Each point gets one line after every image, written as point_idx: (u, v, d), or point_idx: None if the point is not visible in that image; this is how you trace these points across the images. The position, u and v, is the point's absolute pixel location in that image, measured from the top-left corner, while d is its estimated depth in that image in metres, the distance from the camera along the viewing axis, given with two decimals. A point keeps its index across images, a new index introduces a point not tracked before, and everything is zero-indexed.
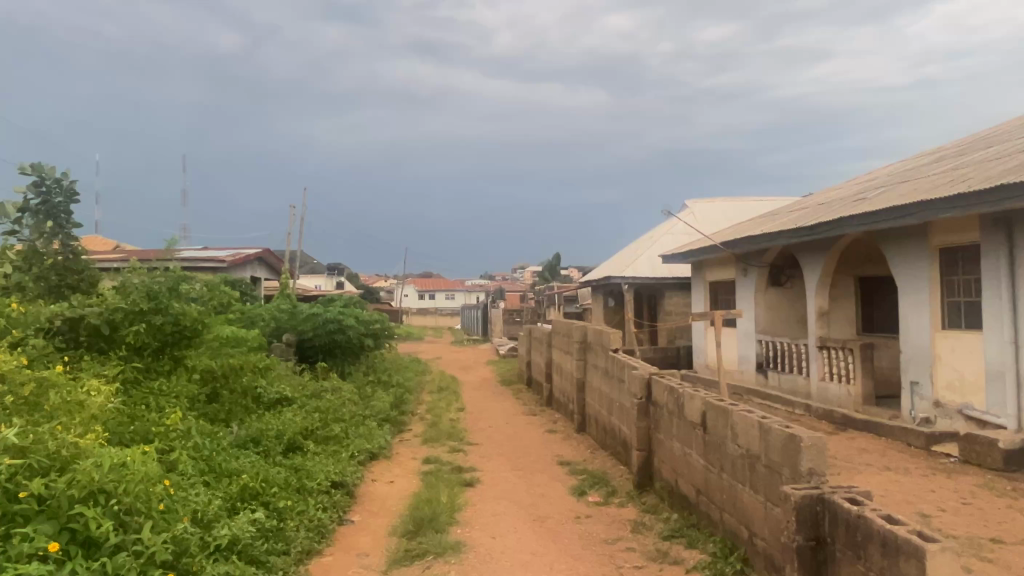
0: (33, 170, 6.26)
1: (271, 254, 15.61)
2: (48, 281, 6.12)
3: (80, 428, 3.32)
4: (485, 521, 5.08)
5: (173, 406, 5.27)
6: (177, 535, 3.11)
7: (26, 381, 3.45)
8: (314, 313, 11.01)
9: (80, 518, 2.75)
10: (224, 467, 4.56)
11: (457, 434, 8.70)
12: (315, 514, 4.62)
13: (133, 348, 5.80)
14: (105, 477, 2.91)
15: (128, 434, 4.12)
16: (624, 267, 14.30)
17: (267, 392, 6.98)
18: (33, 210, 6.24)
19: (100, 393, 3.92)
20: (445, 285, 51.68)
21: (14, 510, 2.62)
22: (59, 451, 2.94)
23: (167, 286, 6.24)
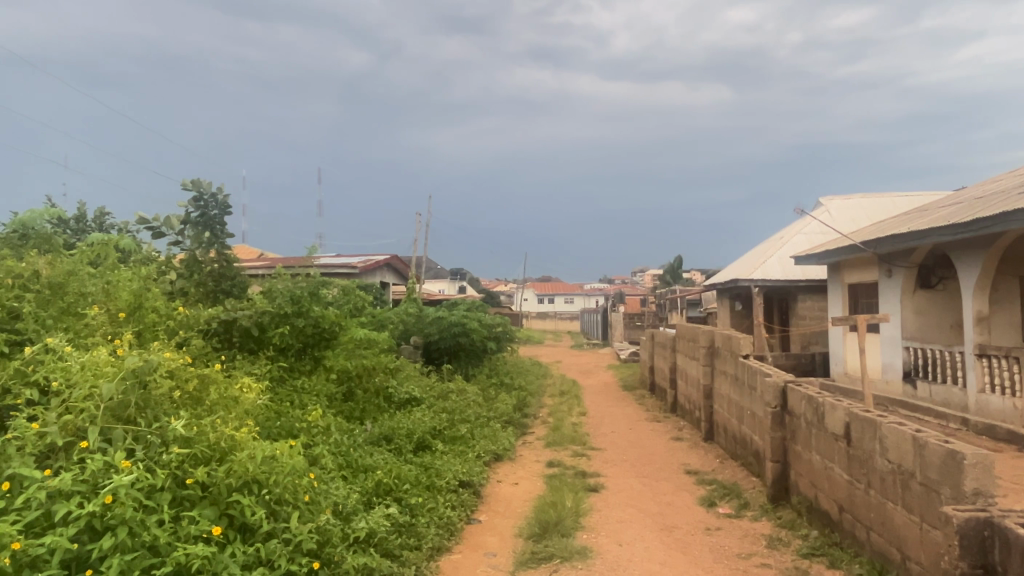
0: (194, 187, 6.87)
1: (398, 260, 16.32)
2: (205, 287, 6.70)
3: (236, 423, 3.57)
4: (610, 528, 5.01)
5: (314, 403, 5.64)
6: (321, 525, 3.27)
7: (191, 377, 3.73)
8: (440, 316, 11.38)
9: (237, 505, 2.98)
10: (360, 463, 4.81)
11: (579, 438, 8.66)
12: (444, 511, 4.72)
13: (278, 348, 6.25)
14: (257, 467, 3.12)
15: (275, 428, 4.43)
16: (751, 269, 13.70)
17: (398, 392, 7.28)
18: (193, 222, 6.85)
19: (255, 389, 4.22)
20: (565, 289, 51.78)
21: (182, 495, 2.89)
22: (218, 442, 3.19)
23: (308, 290, 6.67)
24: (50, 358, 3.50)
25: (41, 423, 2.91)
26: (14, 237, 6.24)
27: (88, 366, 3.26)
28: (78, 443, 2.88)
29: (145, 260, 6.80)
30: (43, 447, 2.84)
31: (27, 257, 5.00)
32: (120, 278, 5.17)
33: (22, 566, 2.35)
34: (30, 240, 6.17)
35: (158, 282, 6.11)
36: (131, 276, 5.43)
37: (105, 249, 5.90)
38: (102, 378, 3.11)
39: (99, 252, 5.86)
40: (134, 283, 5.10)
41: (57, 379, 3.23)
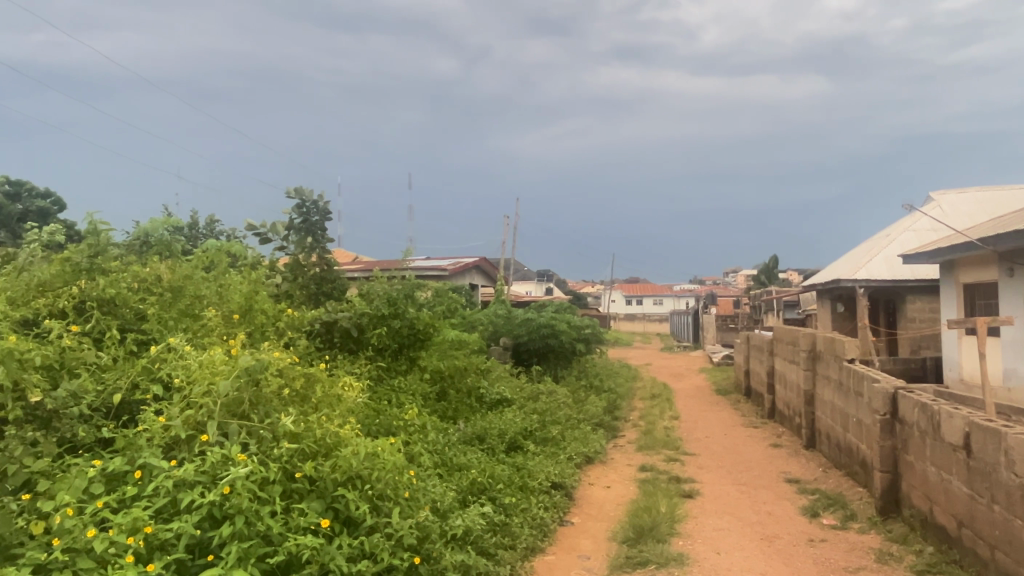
0: (297, 195, 7.21)
1: (487, 262, 16.53)
2: (308, 290, 7.00)
3: (340, 420, 3.72)
4: (707, 535, 4.89)
5: (411, 403, 5.82)
6: (420, 521, 3.35)
7: (299, 375, 3.91)
8: (529, 317, 11.48)
9: (342, 499, 3.11)
10: (455, 462, 4.93)
11: (672, 442, 8.49)
12: (537, 512, 4.75)
13: (376, 348, 6.49)
14: (360, 464, 3.24)
15: (374, 426, 4.60)
16: (854, 269, 13.03)
17: (490, 393, 7.37)
18: (297, 228, 7.18)
19: (356, 387, 4.39)
20: (654, 291, 50.92)
21: (292, 487, 3.04)
22: (324, 438, 3.33)
23: (404, 292, 6.85)
24: (173, 356, 3.76)
25: (166, 417, 3.14)
26: (138, 244, 6.74)
27: (206, 364, 3.49)
28: (198, 436, 3.08)
29: (253, 265, 7.20)
30: (169, 439, 3.06)
31: (151, 262, 5.39)
32: (232, 283, 5.50)
33: (153, 548, 2.54)
34: (152, 247, 6.65)
35: (265, 285, 6.45)
36: (241, 280, 5.76)
37: (218, 255, 6.28)
38: (219, 376, 3.32)
39: (213, 257, 6.25)
40: (244, 287, 5.40)
41: (179, 376, 3.47)
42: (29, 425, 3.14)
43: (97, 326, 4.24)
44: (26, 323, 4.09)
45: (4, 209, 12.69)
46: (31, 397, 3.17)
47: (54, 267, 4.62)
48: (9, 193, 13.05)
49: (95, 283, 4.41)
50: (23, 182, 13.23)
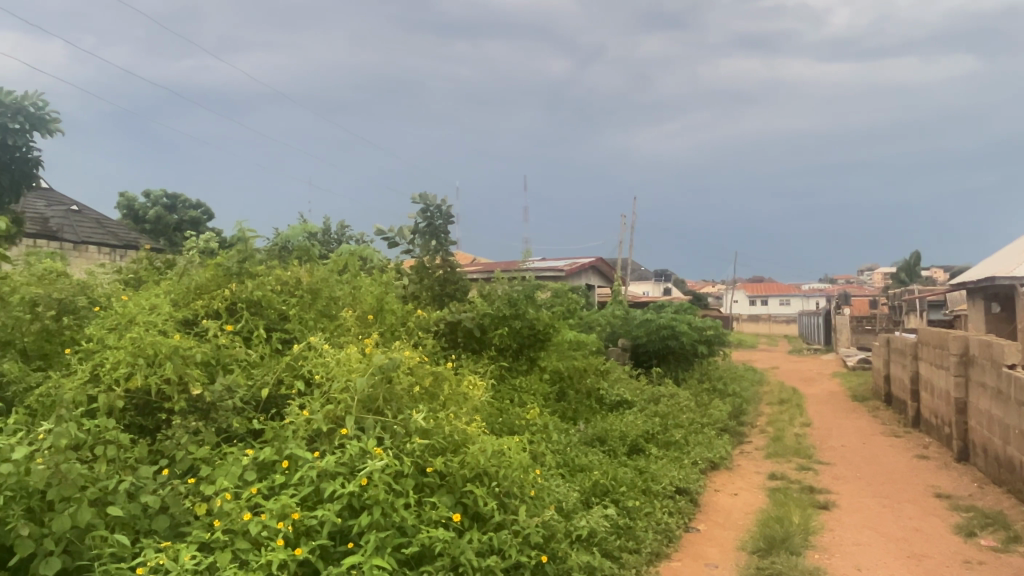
0: (421, 200, 7.49)
1: (604, 263, 16.41)
2: (432, 291, 7.22)
3: (467, 417, 3.82)
4: (845, 550, 4.60)
5: (532, 402, 5.89)
6: (546, 520, 3.38)
7: (428, 374, 4.06)
8: (649, 318, 11.28)
9: (470, 495, 3.19)
10: (577, 463, 4.95)
11: (804, 450, 8.05)
12: (662, 517, 4.65)
13: (498, 348, 6.61)
14: (487, 461, 3.31)
15: (498, 424, 4.70)
16: (1013, 264, 11.80)
17: (610, 394, 7.28)
18: (421, 232, 7.48)
19: (481, 385, 4.49)
20: (780, 290, 48.53)
21: (424, 481, 3.16)
22: (452, 435, 3.44)
23: (525, 293, 6.92)
24: (313, 354, 4.01)
25: (309, 411, 3.36)
26: (279, 249, 7.23)
27: (343, 362, 3.70)
28: (337, 429, 3.27)
29: (382, 267, 7.54)
30: (311, 431, 3.26)
31: (292, 266, 5.77)
32: (364, 285, 5.79)
33: (300, 533, 2.72)
34: (291, 252, 7.12)
35: (393, 286, 6.73)
36: (371, 283, 6.05)
37: (350, 259, 6.63)
38: (355, 373, 3.52)
39: (346, 261, 6.60)
40: (375, 289, 5.67)
41: (319, 373, 3.70)
42: (191, 416, 3.45)
43: (246, 325, 4.59)
44: (187, 323, 4.49)
45: (163, 219, 14.04)
46: (193, 390, 3.48)
47: (210, 271, 5.05)
48: (168, 205, 14.43)
49: (244, 286, 4.78)
50: (178, 194, 14.59)
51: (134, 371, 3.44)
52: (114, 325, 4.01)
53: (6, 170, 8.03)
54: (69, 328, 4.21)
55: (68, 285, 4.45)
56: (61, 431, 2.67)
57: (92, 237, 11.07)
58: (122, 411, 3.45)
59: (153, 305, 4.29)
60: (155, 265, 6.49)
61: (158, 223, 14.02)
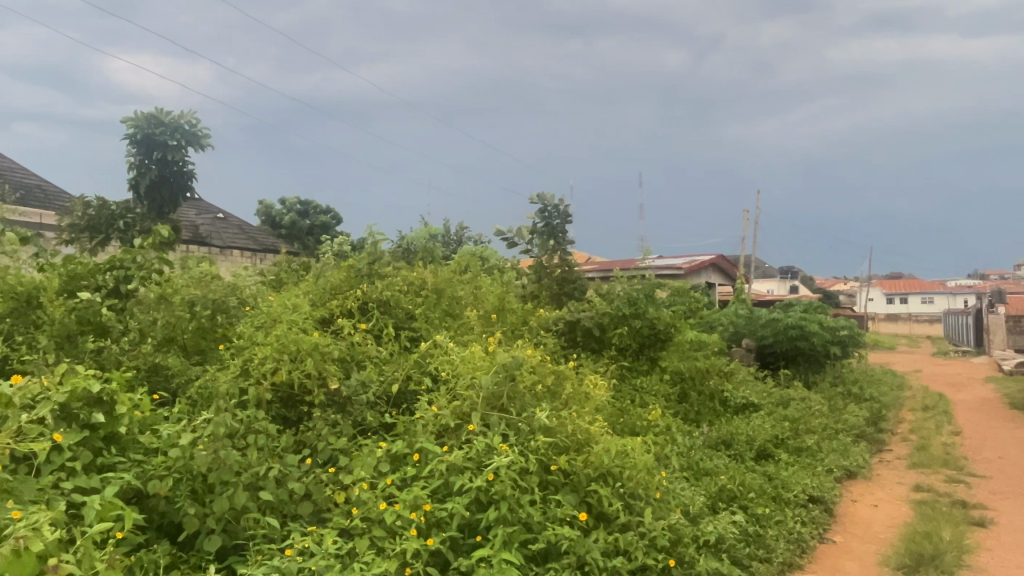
0: (540, 200, 7.54)
1: (725, 260, 15.85)
2: (551, 290, 7.26)
3: (590, 417, 3.81)
4: (1006, 573, 4.19)
5: (654, 403, 5.80)
6: (673, 524, 3.32)
7: (550, 373, 4.09)
8: (775, 317, 10.79)
9: (595, 494, 3.19)
10: (701, 466, 4.83)
11: (954, 461, 7.40)
12: (795, 526, 4.41)
13: (618, 347, 6.56)
14: (612, 461, 3.30)
15: (619, 425, 4.67)
16: None
17: (734, 397, 7.02)
18: (540, 232, 7.52)
19: (603, 385, 4.48)
20: (923, 288, 44.87)
21: (548, 479, 3.20)
22: (576, 434, 3.45)
23: (645, 292, 6.80)
24: (439, 352, 4.15)
25: (437, 406, 3.48)
26: (404, 251, 7.53)
27: (468, 360, 3.80)
28: (464, 425, 3.37)
29: (501, 268, 7.68)
30: (439, 426, 3.38)
31: (417, 266, 5.98)
32: (486, 286, 5.95)
33: (431, 524, 2.83)
34: (416, 253, 7.40)
35: (512, 286, 6.83)
36: (492, 283, 6.19)
37: (472, 259, 6.80)
38: (480, 371, 3.61)
39: (468, 262, 6.78)
40: (496, 289, 5.79)
41: (446, 370, 3.83)
42: (330, 409, 3.68)
43: (377, 324, 4.82)
44: (324, 322, 4.78)
45: (297, 224, 15.00)
46: (331, 385, 3.70)
47: (343, 273, 5.35)
48: (301, 211, 15.40)
49: (374, 286, 5.02)
50: (311, 201, 15.54)
51: (279, 366, 3.70)
52: (261, 323, 4.34)
53: (165, 183, 8.86)
54: (222, 325, 4.64)
55: (221, 287, 4.86)
56: (219, 420, 2.92)
57: (236, 243, 12.01)
58: (269, 403, 3.72)
59: (295, 304, 4.60)
60: (294, 267, 6.95)
61: (293, 227, 14.98)
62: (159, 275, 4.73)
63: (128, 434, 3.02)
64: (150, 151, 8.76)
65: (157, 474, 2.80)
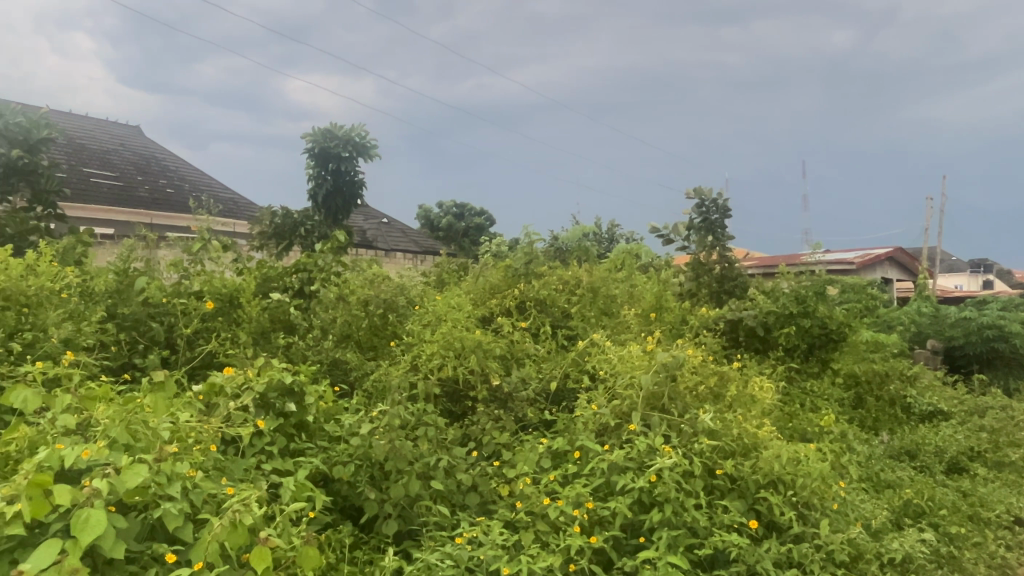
0: (696, 195, 7.29)
1: (904, 253, 14.47)
2: (710, 288, 7.01)
3: (757, 420, 3.64)
4: None
5: (826, 408, 5.42)
6: (853, 538, 3.09)
7: (713, 374, 3.95)
8: (967, 316, 9.69)
9: (764, 502, 3.05)
10: (883, 478, 4.48)
11: None
12: (998, 550, 3.92)
13: (785, 348, 6.20)
14: (782, 467, 3.13)
15: (787, 431, 4.42)
16: None
17: (920, 404, 6.39)
18: (697, 227, 7.26)
19: (770, 388, 4.25)
20: None
21: (713, 483, 3.10)
22: (742, 438, 3.31)
23: (815, 289, 6.37)
24: (596, 350, 4.14)
25: (597, 405, 3.49)
26: (558, 250, 7.60)
27: (626, 359, 3.77)
28: (624, 424, 3.35)
29: (656, 265, 7.52)
30: (600, 425, 3.39)
31: (571, 265, 6.00)
32: (641, 284, 5.86)
33: (594, 522, 2.84)
34: (570, 252, 7.44)
35: (669, 284, 6.68)
36: (647, 281, 6.09)
37: (626, 257, 6.72)
38: (639, 370, 3.57)
39: (623, 259, 6.72)
40: (653, 288, 5.70)
41: (604, 369, 3.83)
42: (493, 405, 3.80)
43: (535, 323, 4.91)
44: (485, 321, 4.94)
45: (454, 226, 15.65)
46: (493, 381, 3.83)
47: (501, 273, 5.49)
48: (457, 214, 16.05)
49: (531, 285, 5.13)
50: (466, 203, 16.11)
51: (445, 362, 3.89)
52: (427, 322, 4.58)
53: (339, 192, 9.59)
54: (391, 324, 4.98)
55: (391, 287, 5.16)
56: (394, 412, 3.13)
57: (399, 246, 12.75)
58: (436, 397, 3.91)
59: (458, 304, 4.79)
60: (454, 268, 7.25)
61: (450, 230, 15.65)
62: (337, 276, 5.13)
63: (315, 422, 3.30)
64: (325, 162, 9.50)
65: (342, 460, 3.04)
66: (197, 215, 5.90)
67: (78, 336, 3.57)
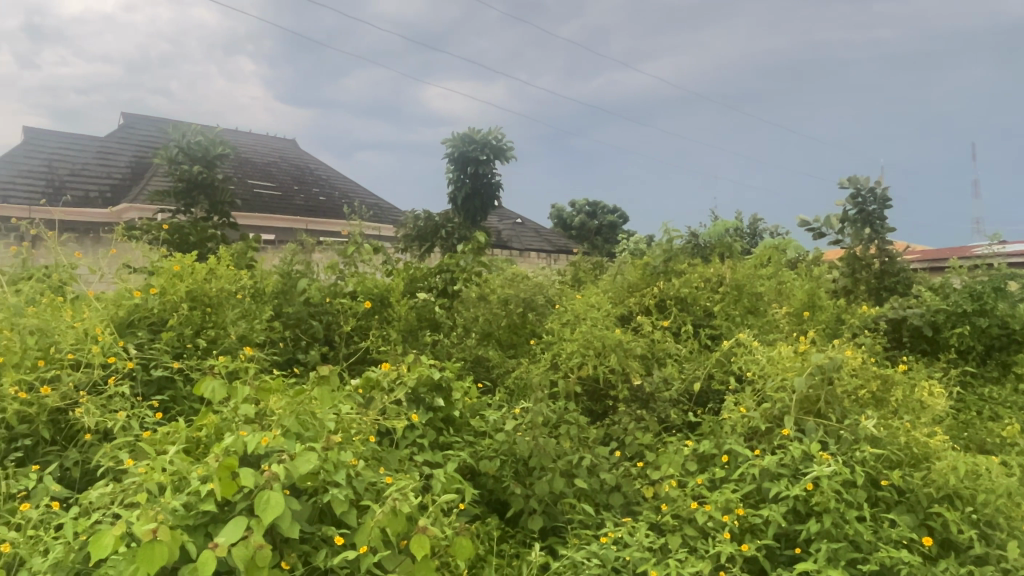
0: (851, 184, 6.78)
1: None
2: (869, 285, 6.52)
3: (928, 429, 3.34)
4: None
5: (1010, 416, 4.85)
6: None
7: (875, 376, 3.67)
8: None
9: (938, 517, 2.80)
10: None
11: None
12: None
13: (959, 351, 5.58)
14: (959, 481, 2.85)
15: (962, 441, 4.03)
16: None
17: None
18: (851, 219, 6.70)
19: (942, 393, 3.89)
20: None
21: (878, 494, 2.89)
22: (911, 447, 3.07)
23: (993, 284, 5.75)
24: (743, 350, 3.97)
25: (746, 407, 3.35)
26: (698, 246, 7.38)
27: (777, 360, 3.59)
28: (776, 429, 3.19)
29: (805, 261, 7.10)
30: (749, 429, 3.25)
31: (713, 262, 5.78)
32: (790, 281, 5.53)
33: (745, 530, 2.73)
34: (710, 249, 7.21)
35: (821, 280, 6.29)
36: (797, 278, 5.76)
37: (772, 252, 6.40)
38: (791, 371, 3.39)
39: (769, 255, 6.40)
40: (804, 285, 5.37)
41: (752, 370, 3.66)
42: (634, 404, 3.75)
43: (676, 322, 4.84)
44: (625, 319, 4.94)
45: (587, 224, 15.65)
46: (634, 380, 3.78)
47: (639, 270, 5.41)
48: (590, 213, 16.00)
49: (672, 283, 5.04)
50: (599, 202, 16.03)
51: (585, 360, 3.90)
52: (566, 320, 4.59)
53: (477, 194, 9.86)
54: (530, 322, 5.06)
55: (530, 286, 5.23)
56: (537, 409, 3.18)
57: (534, 245, 12.93)
58: (578, 395, 3.92)
59: (598, 302, 4.74)
60: (589, 266, 7.24)
61: (583, 228, 15.69)
62: (478, 276, 5.27)
63: (461, 417, 3.42)
64: (464, 165, 9.80)
65: (488, 455, 3.13)
66: (350, 220, 6.29)
67: (252, 334, 3.94)
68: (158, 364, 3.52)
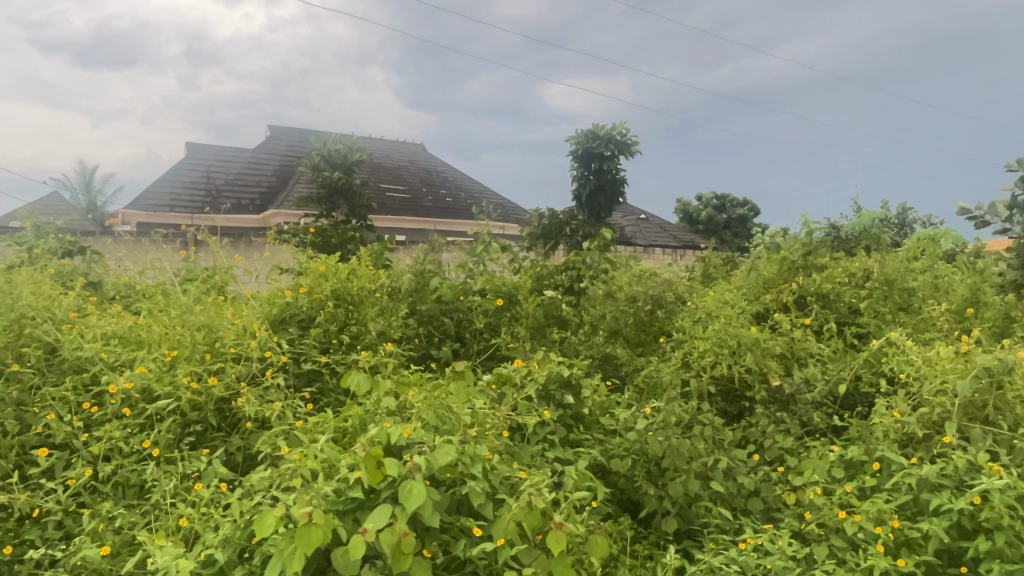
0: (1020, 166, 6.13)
1: None
2: None
3: None
4: None
5: None
6: None
7: None
8: None
9: None
10: None
11: None
12: None
13: None
14: None
15: None
16: None
17: None
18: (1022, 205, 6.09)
19: None
20: None
21: None
22: None
23: None
24: (895, 350, 3.67)
25: (900, 412, 3.10)
26: (839, 239, 6.92)
27: (935, 360, 3.29)
28: (935, 436, 2.94)
29: (966, 253, 6.46)
30: (904, 435, 3.01)
31: (858, 255, 5.39)
32: (948, 275, 5.06)
33: (901, 544, 2.54)
34: (854, 241, 6.74)
35: (985, 273, 5.69)
36: (956, 272, 5.25)
37: (927, 243, 5.89)
38: (952, 372, 3.11)
39: (923, 246, 5.87)
40: (966, 279, 4.89)
41: (905, 371, 3.39)
42: (772, 406, 3.59)
43: (817, 320, 4.57)
44: (761, 317, 4.72)
45: (714, 218, 15.10)
46: (772, 381, 3.61)
47: (775, 265, 5.15)
48: (718, 206, 15.40)
49: (812, 278, 4.74)
50: (728, 194, 15.39)
51: (719, 359, 3.77)
52: (698, 317, 4.46)
53: (602, 190, 9.77)
54: (659, 320, 4.95)
55: (659, 282, 5.12)
56: (669, 409, 3.11)
57: (660, 241, 12.64)
58: (711, 396, 3.80)
59: (732, 299, 4.57)
60: (720, 262, 6.97)
61: (710, 222, 15.15)
62: (605, 274, 5.23)
63: (591, 415, 3.41)
64: (588, 162, 9.76)
65: (619, 454, 3.11)
66: (478, 219, 6.44)
67: (389, 330, 4.13)
68: (307, 359, 3.78)
